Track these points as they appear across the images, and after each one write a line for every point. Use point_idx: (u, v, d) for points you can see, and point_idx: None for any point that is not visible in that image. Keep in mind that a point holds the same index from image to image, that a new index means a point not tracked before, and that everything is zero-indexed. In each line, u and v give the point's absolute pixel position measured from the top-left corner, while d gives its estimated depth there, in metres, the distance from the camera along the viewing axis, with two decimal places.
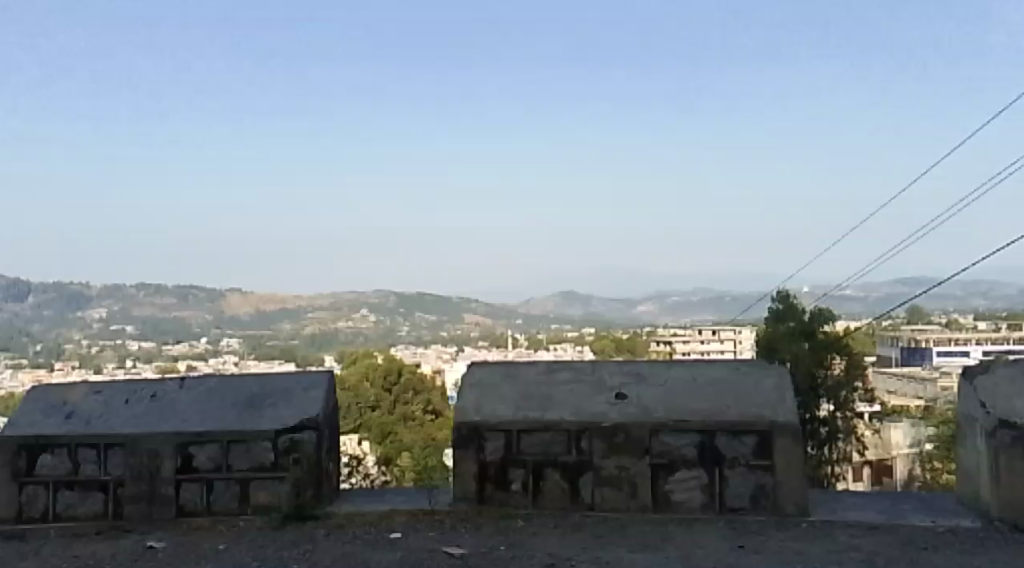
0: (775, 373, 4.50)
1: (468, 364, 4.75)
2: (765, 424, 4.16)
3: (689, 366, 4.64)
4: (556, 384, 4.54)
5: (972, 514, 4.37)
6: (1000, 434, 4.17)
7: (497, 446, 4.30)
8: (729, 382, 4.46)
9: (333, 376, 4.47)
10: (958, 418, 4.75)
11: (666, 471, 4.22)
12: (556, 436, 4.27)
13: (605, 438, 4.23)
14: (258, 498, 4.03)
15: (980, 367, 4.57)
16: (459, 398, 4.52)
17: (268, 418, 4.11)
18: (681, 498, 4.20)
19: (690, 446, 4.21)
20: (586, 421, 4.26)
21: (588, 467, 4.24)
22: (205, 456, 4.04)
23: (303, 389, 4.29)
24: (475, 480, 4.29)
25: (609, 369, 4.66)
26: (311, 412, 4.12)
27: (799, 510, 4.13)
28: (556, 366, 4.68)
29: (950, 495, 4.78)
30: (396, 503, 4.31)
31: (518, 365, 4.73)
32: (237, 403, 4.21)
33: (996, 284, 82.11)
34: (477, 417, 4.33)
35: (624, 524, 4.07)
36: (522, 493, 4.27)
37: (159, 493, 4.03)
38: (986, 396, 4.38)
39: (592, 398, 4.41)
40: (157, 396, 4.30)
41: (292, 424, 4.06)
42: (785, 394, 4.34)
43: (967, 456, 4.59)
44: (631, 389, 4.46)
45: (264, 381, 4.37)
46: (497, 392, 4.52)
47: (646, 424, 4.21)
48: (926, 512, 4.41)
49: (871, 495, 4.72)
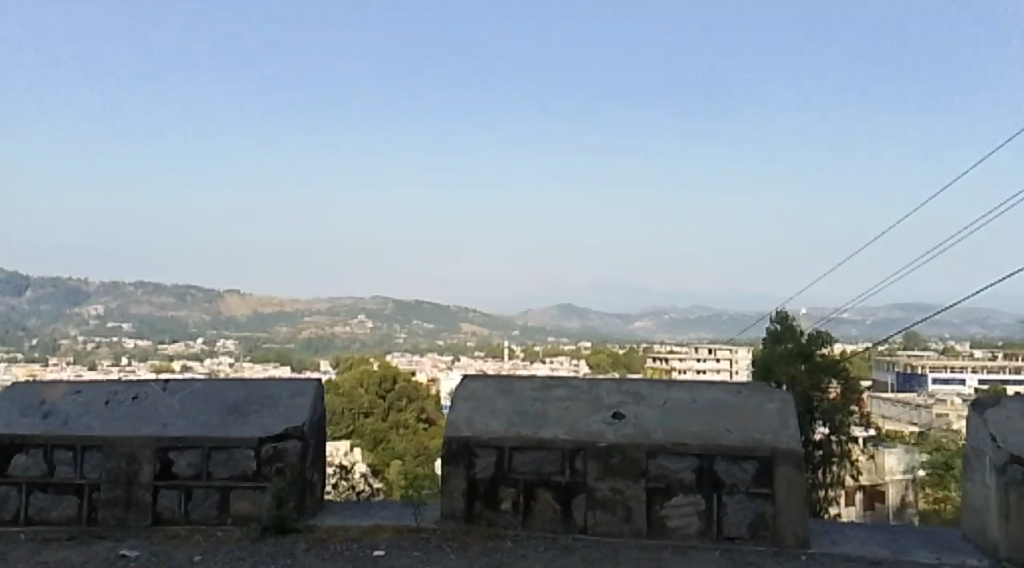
0: (779, 397, 4.35)
1: (462, 377, 4.65)
2: (768, 450, 4.02)
3: (691, 386, 4.50)
4: (551, 400, 4.42)
5: (979, 552, 4.22)
6: (1011, 470, 4.03)
7: (487, 463, 4.19)
8: (728, 404, 4.33)
9: (322, 383, 4.39)
10: (966, 449, 4.59)
11: (662, 496, 4.08)
12: (549, 455, 4.15)
13: (600, 459, 4.10)
14: (238, 507, 4.00)
15: (990, 401, 4.42)
16: (451, 409, 4.43)
17: (251, 425, 4.06)
18: (676, 524, 4.06)
19: (687, 470, 4.07)
20: (581, 440, 4.13)
21: (582, 488, 4.11)
22: (185, 462, 4.01)
23: (289, 398, 4.24)
24: (464, 497, 4.18)
25: (607, 387, 4.52)
26: (297, 420, 4.06)
27: (799, 541, 3.98)
28: (552, 383, 4.56)
29: (954, 530, 4.63)
30: (380, 519, 4.21)
31: (513, 379, 4.60)
32: (221, 409, 4.17)
33: (992, 314, 82.84)
34: (468, 432, 4.23)
35: (616, 549, 3.94)
36: (512, 513, 4.16)
37: (136, 499, 4.00)
38: (995, 428, 4.24)
39: (588, 417, 4.29)
40: (139, 398, 4.27)
41: (277, 433, 4.01)
42: (788, 420, 4.20)
43: (974, 489, 4.43)
44: (628, 409, 4.33)
45: (253, 387, 4.32)
46: (489, 407, 4.41)
47: (643, 445, 4.08)
48: (932, 547, 4.26)
49: (875, 528, 4.56)
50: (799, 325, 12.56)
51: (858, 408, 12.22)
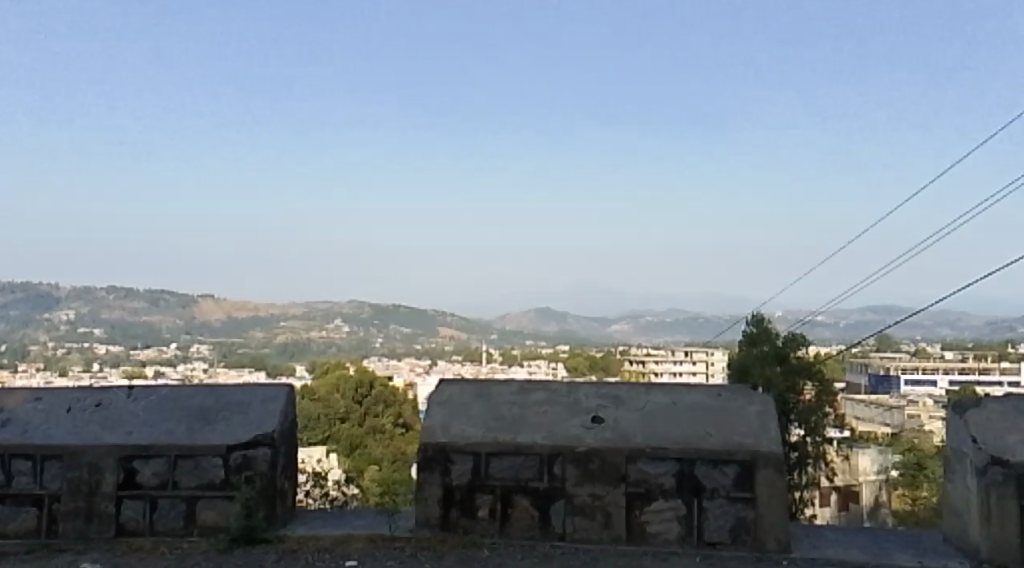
0: (759, 400, 4.30)
1: (438, 382, 4.56)
2: (748, 453, 3.96)
3: (672, 389, 4.43)
4: (528, 405, 4.34)
5: (960, 554, 4.19)
6: (991, 472, 4.00)
7: (464, 470, 4.09)
8: (709, 407, 4.27)
9: (293, 388, 4.26)
10: (945, 451, 4.57)
11: (642, 501, 4.00)
12: (526, 460, 4.06)
13: (579, 465, 4.02)
14: (206, 517, 3.87)
15: (971, 402, 4.38)
16: (426, 414, 4.32)
17: (220, 432, 3.95)
18: (656, 529, 3.98)
19: (668, 475, 3.99)
20: (560, 445, 4.04)
21: (561, 493, 4.03)
22: (150, 471, 3.88)
23: (259, 403, 4.14)
24: (439, 504, 4.08)
25: (586, 391, 4.44)
26: (267, 426, 3.95)
27: (780, 546, 3.92)
28: (530, 387, 4.47)
29: (934, 532, 4.60)
30: (353, 528, 4.10)
31: (490, 383, 4.50)
32: (189, 416, 4.06)
33: (962, 315, 84.17)
34: (444, 437, 4.13)
35: (596, 556, 3.86)
36: (488, 520, 4.06)
37: (98, 510, 3.86)
38: (975, 430, 4.21)
39: (568, 421, 4.20)
40: (102, 405, 4.14)
41: (245, 440, 3.89)
42: (769, 422, 4.14)
43: (955, 490, 4.39)
44: (607, 413, 4.26)
45: (224, 392, 4.22)
46: (465, 412, 4.31)
47: (623, 450, 4.00)
48: (914, 551, 4.20)
49: (855, 531, 4.52)
50: (775, 327, 12.60)
51: (834, 409, 12.25)
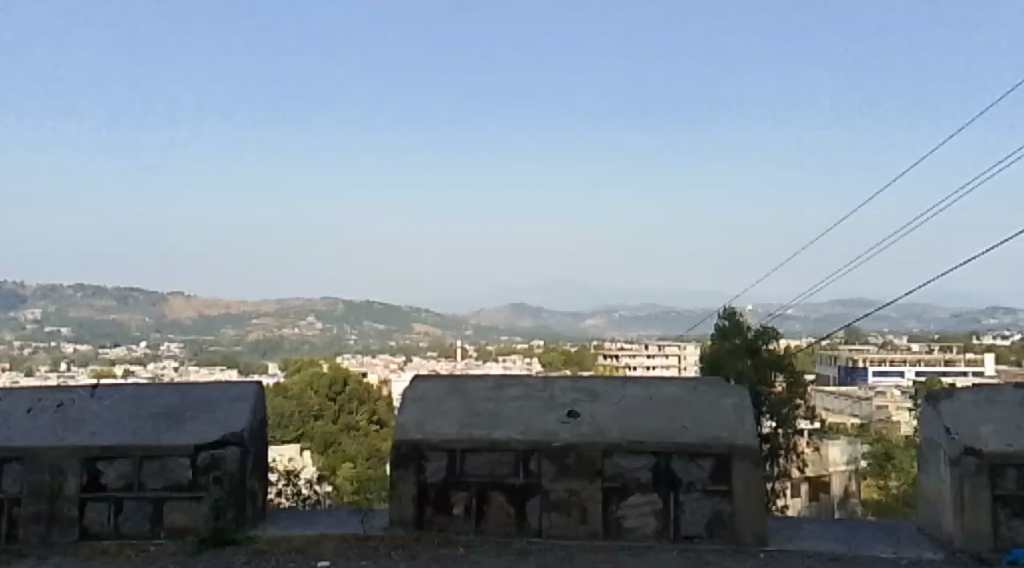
0: (736, 393, 4.28)
1: (412, 378, 4.49)
2: (725, 447, 3.94)
3: (646, 383, 4.40)
4: (504, 400, 4.28)
5: (935, 544, 4.19)
6: (965, 462, 4.01)
7: (438, 468, 4.03)
8: (685, 400, 4.24)
9: (262, 386, 4.18)
10: (918, 442, 4.58)
11: (619, 496, 3.96)
12: (502, 456, 4.01)
13: (556, 460, 3.97)
14: (173, 520, 3.78)
15: (944, 394, 4.40)
16: (400, 411, 4.26)
17: (186, 432, 3.86)
18: (633, 524, 3.95)
19: (644, 469, 3.96)
20: (536, 440, 4.00)
21: (537, 491, 3.98)
22: (115, 473, 3.77)
23: (228, 402, 4.05)
24: (414, 503, 4.01)
25: (562, 385, 4.40)
26: (236, 426, 3.87)
27: (757, 539, 3.91)
28: (505, 383, 4.42)
29: (909, 523, 4.62)
30: (326, 529, 4.02)
31: (464, 379, 4.45)
32: (155, 415, 3.96)
33: (929, 307, 85.48)
34: (418, 434, 4.06)
35: (574, 553, 3.81)
36: (464, 517, 4.01)
37: (61, 513, 3.76)
38: (949, 420, 4.22)
39: (543, 416, 4.15)
40: (64, 406, 4.03)
41: (214, 439, 3.81)
42: (745, 415, 4.12)
43: (929, 481, 4.40)
44: (584, 407, 4.21)
45: (193, 391, 4.14)
46: (440, 408, 4.25)
47: (599, 445, 3.97)
48: (888, 542, 4.21)
49: (830, 522, 4.52)
50: (746, 320, 12.68)
51: (804, 401, 12.34)
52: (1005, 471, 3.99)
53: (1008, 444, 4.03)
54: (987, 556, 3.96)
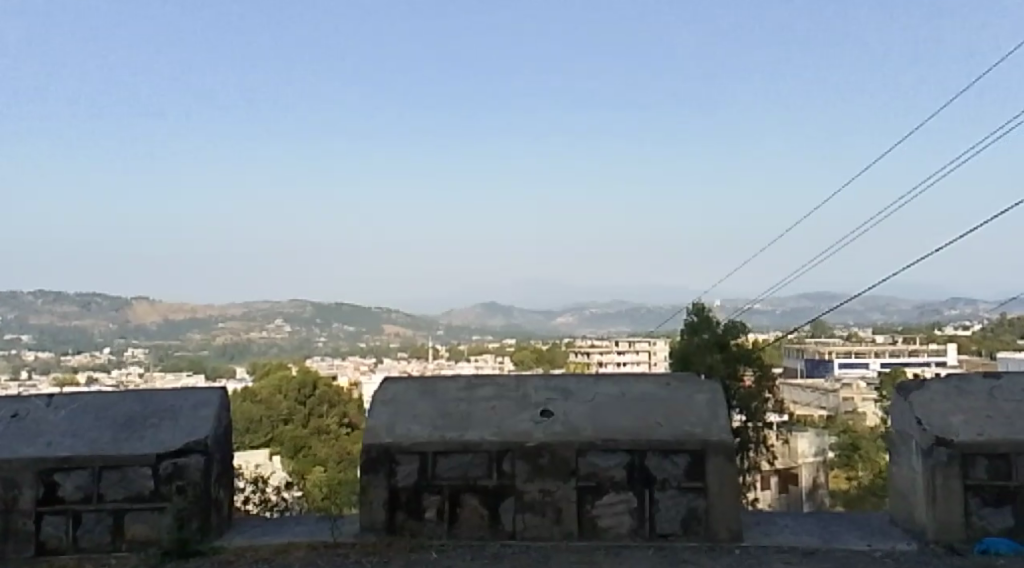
0: (708, 388, 4.26)
1: (382, 379, 4.40)
2: (698, 443, 3.91)
3: (619, 380, 4.36)
4: (476, 401, 4.22)
5: (907, 535, 4.19)
6: (937, 453, 4.01)
7: (410, 471, 3.95)
8: (660, 397, 4.21)
9: (227, 391, 4.11)
10: (889, 433, 4.59)
11: (593, 495, 3.92)
12: (476, 457, 3.94)
13: (529, 460, 3.92)
14: (135, 532, 3.67)
15: (913, 384, 4.42)
16: (370, 413, 4.17)
17: (147, 440, 3.76)
18: (608, 523, 3.91)
19: (618, 467, 3.92)
20: (509, 440, 3.94)
21: (510, 491, 3.92)
22: (72, 484, 3.66)
23: (191, 408, 3.97)
24: (385, 507, 3.93)
25: (533, 385, 4.35)
26: (199, 432, 3.77)
27: (732, 535, 3.88)
28: (477, 382, 4.36)
29: (880, 515, 4.62)
30: (294, 536, 3.93)
31: (435, 380, 4.39)
32: (114, 423, 3.87)
33: (891, 300, 86.95)
34: (388, 437, 3.98)
35: (548, 553, 3.75)
36: (437, 521, 3.93)
37: (16, 527, 3.64)
38: (920, 411, 4.22)
39: (517, 415, 4.10)
40: (20, 416, 3.93)
41: (176, 447, 3.70)
42: (718, 409, 4.10)
43: (901, 472, 4.41)
44: (557, 406, 4.16)
45: (154, 399, 4.03)
46: (412, 410, 4.17)
47: (573, 444, 3.91)
48: (863, 535, 4.19)
49: (802, 516, 4.51)
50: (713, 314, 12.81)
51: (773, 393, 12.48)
52: (975, 460, 4.01)
53: (979, 434, 4.04)
54: (958, 545, 3.96)
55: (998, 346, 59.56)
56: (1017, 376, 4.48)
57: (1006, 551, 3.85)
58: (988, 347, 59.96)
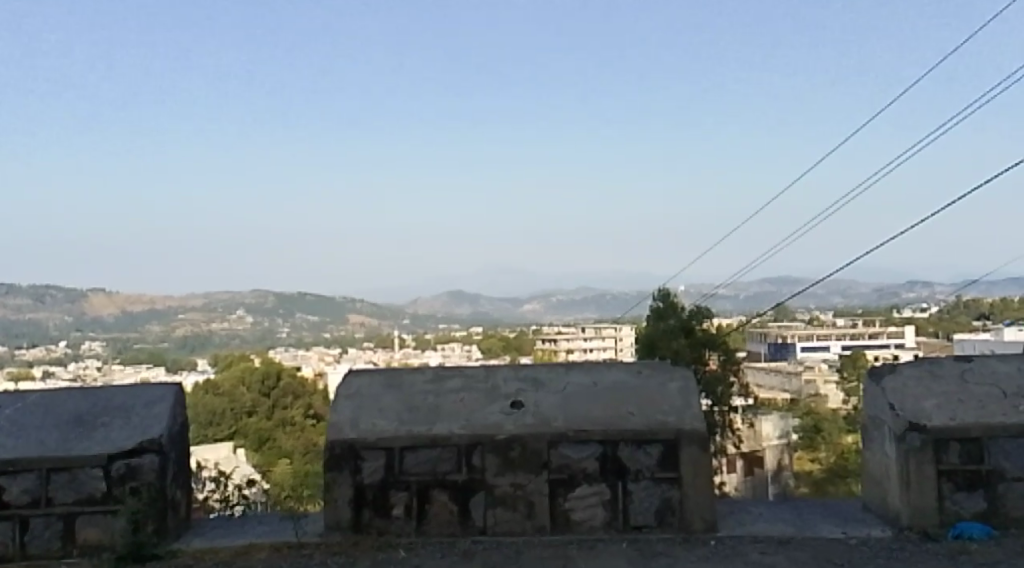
0: (681, 376, 4.18)
1: (345, 373, 4.26)
2: (671, 432, 3.83)
3: (590, 369, 4.27)
4: (444, 393, 4.09)
5: (880, 522, 4.17)
6: (909, 438, 3.98)
7: (376, 467, 3.83)
8: (631, 385, 4.12)
9: (182, 388, 4.03)
10: (863, 419, 4.55)
11: (565, 488, 3.82)
12: (444, 452, 3.82)
13: (499, 453, 3.81)
14: (86, 535, 3.58)
15: (886, 369, 4.39)
16: (334, 409, 4.03)
17: (98, 440, 3.67)
18: (582, 516, 3.81)
19: (591, 459, 3.82)
20: (478, 434, 3.82)
21: (480, 486, 3.81)
22: (19, 488, 3.57)
23: (144, 406, 3.87)
24: (351, 505, 3.80)
25: (503, 375, 4.24)
26: (153, 431, 3.69)
27: (707, 527, 3.81)
28: (445, 374, 4.24)
29: (853, 501, 4.59)
30: (256, 537, 3.81)
31: (401, 372, 4.25)
32: (64, 423, 3.78)
33: (851, 284, 88.35)
34: (353, 433, 3.84)
35: (521, 549, 3.66)
36: (405, 519, 3.81)
37: None
38: (894, 398, 4.18)
39: (486, 408, 3.98)
40: None
41: (128, 448, 3.62)
42: (691, 398, 4.02)
43: (874, 458, 4.38)
44: (527, 397, 4.05)
45: (106, 396, 3.94)
46: (376, 404, 4.04)
47: (544, 436, 3.81)
48: (839, 523, 4.15)
49: (777, 504, 4.48)
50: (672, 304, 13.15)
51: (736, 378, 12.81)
52: (948, 445, 3.98)
53: (951, 418, 4.01)
54: (933, 531, 3.93)
55: (953, 328, 60.87)
56: (989, 361, 4.45)
57: (980, 535, 3.84)
58: (944, 329, 61.26)
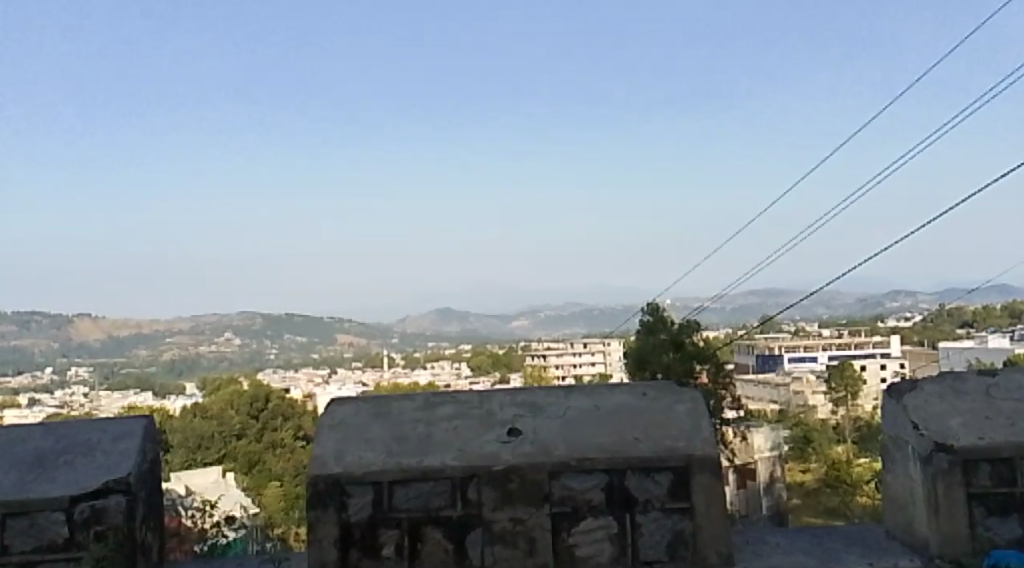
0: (689, 397, 3.88)
1: (328, 403, 3.95)
2: (682, 459, 3.54)
3: (591, 392, 3.96)
4: (436, 421, 3.79)
5: (906, 551, 3.89)
6: (935, 460, 3.70)
7: (363, 504, 3.53)
8: (636, 408, 3.83)
9: (153, 420, 3.74)
10: (883, 438, 4.27)
11: (569, 522, 3.53)
12: (438, 486, 3.53)
13: (497, 485, 3.52)
14: None
15: (906, 385, 4.11)
16: (314, 442, 3.73)
17: (60, 481, 3.38)
18: (587, 552, 3.52)
19: (596, 489, 3.54)
20: (474, 466, 3.53)
21: (478, 522, 3.51)
22: None
23: (111, 441, 3.59)
24: (337, 546, 3.50)
25: (500, 400, 3.94)
26: (121, 470, 3.39)
27: (723, 559, 3.52)
28: (436, 399, 3.95)
29: (874, 526, 4.32)
30: None
31: (389, 399, 3.96)
32: (23, 462, 3.48)
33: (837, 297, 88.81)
34: (338, 467, 3.55)
35: None
36: (396, 559, 3.51)
37: None
38: (916, 415, 3.91)
39: (481, 436, 3.68)
40: None
41: (94, 489, 3.33)
42: (701, 421, 3.73)
43: (896, 483, 4.11)
44: (525, 423, 3.75)
45: (70, 431, 3.64)
46: (362, 435, 3.74)
47: (544, 466, 3.52)
48: (863, 553, 3.87)
49: (796, 532, 4.22)
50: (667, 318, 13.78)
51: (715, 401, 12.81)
52: (978, 467, 3.71)
53: (980, 437, 3.74)
54: (965, 560, 3.65)
55: (938, 336, 61.46)
56: (1016, 375, 4.19)
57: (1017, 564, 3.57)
58: (929, 339, 61.80)
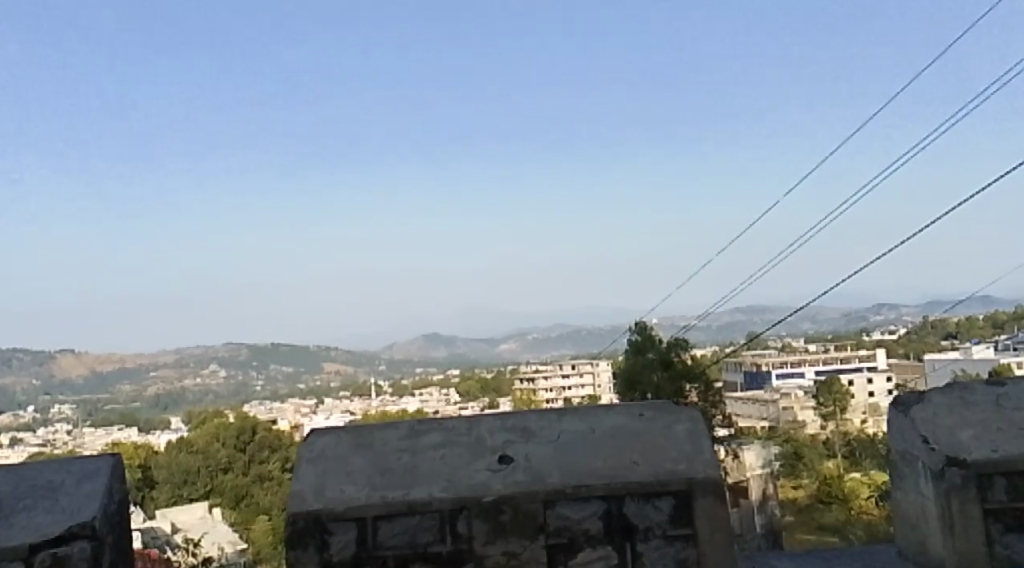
0: (687, 416, 3.69)
1: (307, 434, 3.73)
2: (683, 482, 3.34)
3: (586, 414, 3.75)
4: (421, 450, 3.58)
5: None
6: (949, 475, 3.52)
7: (346, 540, 3.31)
8: (632, 430, 3.62)
9: (121, 458, 3.53)
10: (890, 452, 4.08)
11: (567, 554, 3.31)
12: (426, 519, 3.32)
13: (488, 518, 3.31)
14: None
15: (914, 398, 3.93)
16: (293, 476, 3.50)
17: (20, 526, 3.14)
18: None
19: (593, 518, 3.33)
20: (463, 497, 3.32)
21: (469, 556, 3.30)
22: None
23: (77, 481, 3.36)
24: None
25: (487, 425, 3.73)
26: (86, 513, 3.17)
27: None
28: (421, 426, 3.73)
29: (884, 547, 4.12)
30: None
31: (372, 428, 3.74)
32: None
33: (821, 313, 89.08)
34: (319, 503, 3.33)
35: None
36: None
37: None
38: (926, 429, 3.72)
39: (471, 465, 3.47)
40: None
41: (56, 535, 3.10)
42: (702, 440, 3.53)
43: (906, 502, 3.92)
44: (516, 449, 3.54)
45: (34, 472, 3.41)
46: (344, 467, 3.52)
47: (538, 495, 3.32)
48: None
49: (800, 554, 4.05)
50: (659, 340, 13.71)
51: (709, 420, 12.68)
52: (993, 481, 3.52)
53: (994, 449, 3.57)
54: None
55: (924, 348, 61.71)
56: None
57: None
58: (914, 351, 62.02)
